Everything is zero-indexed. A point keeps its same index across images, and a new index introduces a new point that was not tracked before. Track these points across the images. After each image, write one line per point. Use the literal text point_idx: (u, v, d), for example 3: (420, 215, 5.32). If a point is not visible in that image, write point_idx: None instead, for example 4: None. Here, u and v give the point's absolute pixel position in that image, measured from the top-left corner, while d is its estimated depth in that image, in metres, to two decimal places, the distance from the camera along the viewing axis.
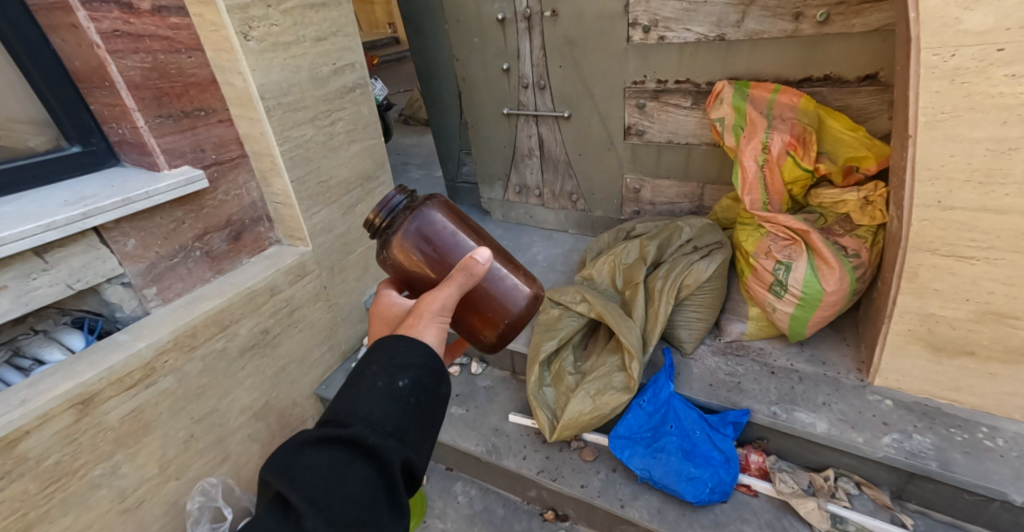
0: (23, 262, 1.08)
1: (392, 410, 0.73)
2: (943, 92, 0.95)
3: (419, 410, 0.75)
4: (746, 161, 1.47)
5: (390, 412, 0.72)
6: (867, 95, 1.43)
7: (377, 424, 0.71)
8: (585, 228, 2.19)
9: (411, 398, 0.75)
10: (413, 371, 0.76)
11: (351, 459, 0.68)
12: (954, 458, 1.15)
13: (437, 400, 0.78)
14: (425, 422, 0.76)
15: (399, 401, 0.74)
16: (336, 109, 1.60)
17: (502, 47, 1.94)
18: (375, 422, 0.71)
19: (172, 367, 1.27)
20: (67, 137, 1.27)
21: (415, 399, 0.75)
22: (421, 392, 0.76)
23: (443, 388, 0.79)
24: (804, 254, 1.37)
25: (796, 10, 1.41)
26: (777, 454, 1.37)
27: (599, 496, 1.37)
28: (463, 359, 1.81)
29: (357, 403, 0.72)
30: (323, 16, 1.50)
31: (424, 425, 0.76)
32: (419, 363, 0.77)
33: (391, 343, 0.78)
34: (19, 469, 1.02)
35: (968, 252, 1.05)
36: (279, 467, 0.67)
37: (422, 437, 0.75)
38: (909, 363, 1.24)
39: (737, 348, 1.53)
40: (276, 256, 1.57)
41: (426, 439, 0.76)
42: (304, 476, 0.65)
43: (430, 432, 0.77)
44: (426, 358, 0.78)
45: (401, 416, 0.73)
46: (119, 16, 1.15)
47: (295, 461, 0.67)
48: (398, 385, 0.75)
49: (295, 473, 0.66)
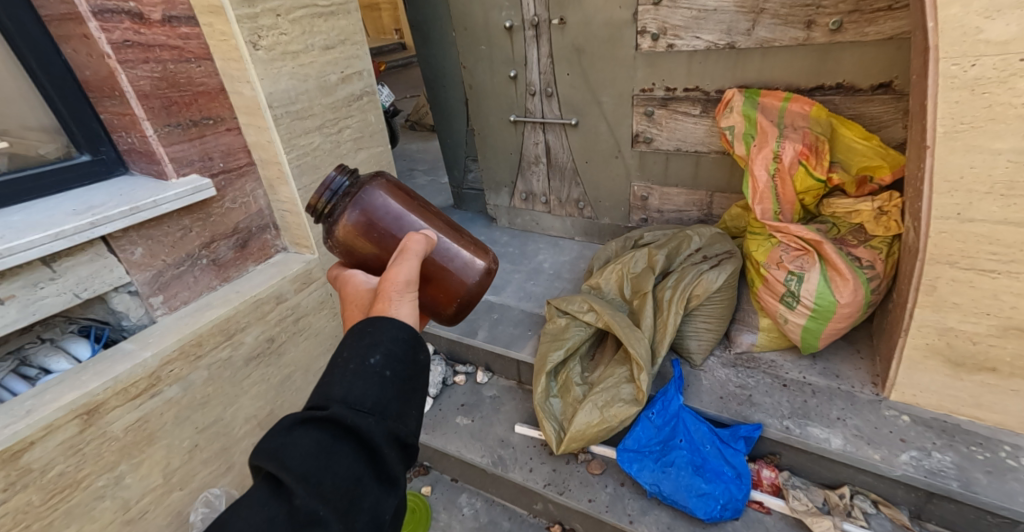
0: (31, 271, 1.08)
1: (379, 388, 0.71)
2: (962, 102, 0.93)
3: (402, 383, 0.74)
4: (757, 170, 1.45)
5: (374, 390, 0.70)
6: (881, 103, 1.40)
7: (358, 403, 0.69)
8: (591, 236, 2.18)
9: (387, 372, 0.73)
10: (386, 345, 0.74)
11: (338, 439, 0.67)
12: (976, 478, 1.12)
13: (415, 368, 0.76)
14: (404, 392, 0.74)
15: (372, 378, 0.71)
16: (343, 117, 1.59)
17: (510, 54, 1.93)
18: (359, 400, 0.69)
19: (177, 377, 1.26)
20: (77, 146, 1.27)
21: (391, 374, 0.73)
22: (395, 365, 0.74)
23: (420, 356, 0.77)
24: (816, 264, 1.34)
25: (807, 17, 1.39)
26: (790, 470, 1.34)
27: (607, 510, 1.35)
28: (468, 368, 1.80)
29: (332, 387, 0.70)
30: (331, 24, 1.50)
31: (403, 395, 0.73)
32: (391, 332, 0.75)
33: (358, 326, 0.77)
34: (23, 480, 1.01)
35: (989, 266, 1.02)
36: (267, 451, 0.64)
37: (407, 408, 0.74)
38: (927, 378, 1.21)
39: (747, 360, 1.50)
40: (282, 264, 1.57)
41: (409, 407, 0.74)
42: (291, 457, 0.64)
43: (411, 399, 0.74)
44: (397, 330, 0.76)
45: (382, 391, 0.71)
46: (130, 26, 1.15)
47: (280, 445, 0.65)
48: (371, 361, 0.72)
49: (283, 454, 0.64)
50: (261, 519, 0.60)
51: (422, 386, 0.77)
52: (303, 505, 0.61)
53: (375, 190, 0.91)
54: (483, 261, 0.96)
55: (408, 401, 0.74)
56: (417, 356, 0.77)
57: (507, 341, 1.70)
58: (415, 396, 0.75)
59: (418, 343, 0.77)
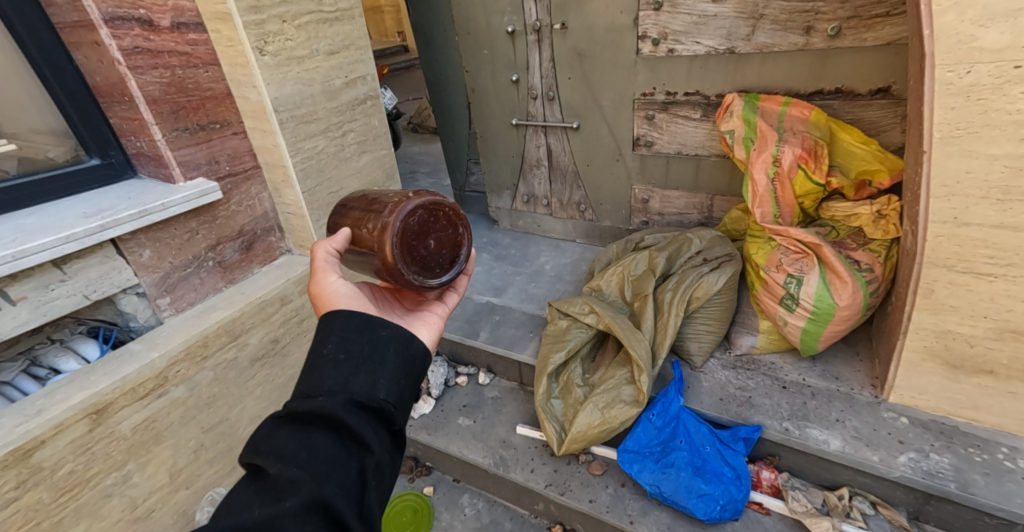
0: (42, 272, 1.10)
1: (335, 370, 0.73)
2: (958, 108, 0.95)
3: (360, 360, 0.74)
4: (757, 175, 1.47)
5: (330, 374, 0.72)
6: (879, 108, 1.42)
7: (316, 388, 0.72)
8: (593, 238, 2.20)
9: (341, 355, 0.74)
10: (337, 332, 0.76)
11: (304, 422, 0.69)
12: (974, 480, 1.13)
13: (376, 343, 0.76)
14: (365, 366, 0.74)
15: (327, 363, 0.73)
16: (347, 120, 1.61)
17: (512, 58, 1.95)
18: (317, 386, 0.72)
19: (183, 377, 1.28)
20: (87, 150, 1.29)
21: (346, 356, 0.74)
22: (349, 346, 0.75)
23: (382, 331, 0.78)
24: (815, 267, 1.35)
25: (806, 23, 1.40)
26: (789, 472, 1.35)
27: (607, 511, 1.36)
28: (470, 369, 1.82)
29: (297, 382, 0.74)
30: (336, 30, 1.52)
31: (364, 368, 0.74)
32: (339, 320, 0.77)
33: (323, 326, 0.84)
34: (33, 479, 1.03)
35: (986, 269, 1.04)
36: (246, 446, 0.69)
37: (375, 379, 0.74)
38: (926, 381, 1.23)
39: (747, 362, 1.51)
40: (286, 266, 1.59)
41: (377, 377, 0.74)
42: (265, 445, 0.68)
43: (377, 370, 0.75)
44: (346, 317, 0.77)
45: (340, 370, 0.73)
46: (140, 33, 1.17)
47: (256, 439, 0.69)
48: (324, 350, 0.74)
49: (258, 442, 0.69)
50: (245, 497, 0.64)
51: (391, 356, 0.77)
52: (279, 473, 0.65)
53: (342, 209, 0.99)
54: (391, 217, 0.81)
55: (373, 373, 0.74)
56: (377, 332, 0.77)
57: (509, 343, 1.71)
58: (381, 367, 0.75)
59: (373, 323, 0.78)
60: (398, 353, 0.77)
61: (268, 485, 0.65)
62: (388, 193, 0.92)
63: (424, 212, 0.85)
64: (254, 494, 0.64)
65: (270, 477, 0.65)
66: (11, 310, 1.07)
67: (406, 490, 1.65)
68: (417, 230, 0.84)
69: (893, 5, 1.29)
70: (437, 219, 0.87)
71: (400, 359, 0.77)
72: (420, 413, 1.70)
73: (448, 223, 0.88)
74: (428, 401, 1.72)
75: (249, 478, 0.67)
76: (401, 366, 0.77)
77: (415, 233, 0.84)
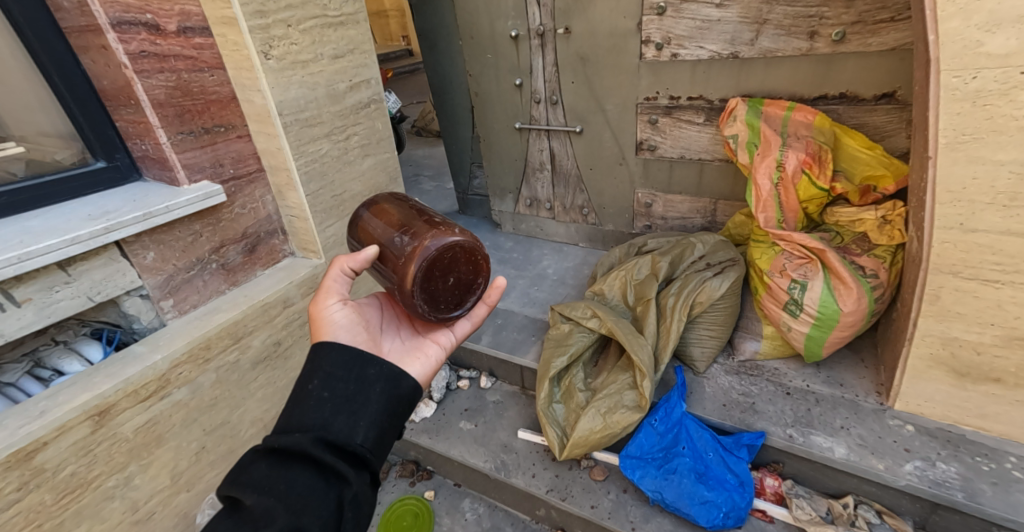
0: (47, 274, 1.11)
1: (317, 409, 0.73)
2: (964, 114, 0.94)
3: (344, 399, 0.75)
4: (760, 179, 1.46)
5: (312, 412, 0.73)
6: (885, 113, 1.41)
7: (297, 424, 0.73)
8: (595, 242, 2.19)
9: (325, 393, 0.75)
10: (323, 370, 0.76)
11: (281, 459, 0.70)
12: (981, 490, 1.12)
13: (361, 383, 0.77)
14: (347, 405, 0.74)
15: (310, 401, 0.74)
16: (351, 124, 1.62)
17: (515, 62, 1.95)
18: (298, 422, 0.73)
19: (186, 379, 1.28)
20: (93, 152, 1.30)
21: (330, 394, 0.75)
22: (335, 384, 0.76)
23: (369, 371, 0.78)
24: (820, 273, 1.34)
25: (811, 28, 1.40)
26: (793, 479, 1.34)
27: (609, 517, 1.35)
28: (472, 373, 1.81)
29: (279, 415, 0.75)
30: (340, 34, 1.52)
31: (347, 409, 0.74)
32: (328, 354, 0.78)
33: None
34: (36, 480, 1.03)
35: (993, 276, 1.03)
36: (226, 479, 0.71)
37: (356, 420, 0.74)
38: (932, 387, 1.22)
39: (750, 368, 1.50)
40: (289, 268, 1.59)
41: (357, 419, 0.74)
42: (241, 476, 0.69)
43: (359, 411, 0.75)
44: (337, 352, 0.78)
45: (323, 410, 0.73)
46: (147, 37, 1.19)
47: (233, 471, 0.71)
48: (310, 387, 0.75)
49: (238, 473, 0.70)
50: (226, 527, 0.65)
51: (375, 396, 0.77)
52: (256, 504, 0.66)
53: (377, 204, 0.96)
54: (426, 246, 0.82)
55: (354, 416, 0.74)
56: (364, 371, 0.78)
57: (511, 346, 1.71)
58: (364, 408, 0.75)
59: (363, 360, 0.79)
60: (383, 394, 0.78)
61: (245, 517, 0.65)
62: (430, 215, 0.90)
63: (457, 248, 0.84)
64: (227, 525, 0.65)
65: (246, 508, 0.66)
66: (16, 311, 1.08)
67: (407, 494, 1.65)
68: (445, 263, 0.84)
69: (898, 10, 1.29)
70: (467, 260, 0.86)
71: (383, 401, 0.77)
72: (421, 416, 1.70)
73: (473, 268, 0.88)
74: (430, 405, 1.72)
75: (235, 508, 0.68)
76: (384, 407, 0.77)
77: (441, 266, 0.84)
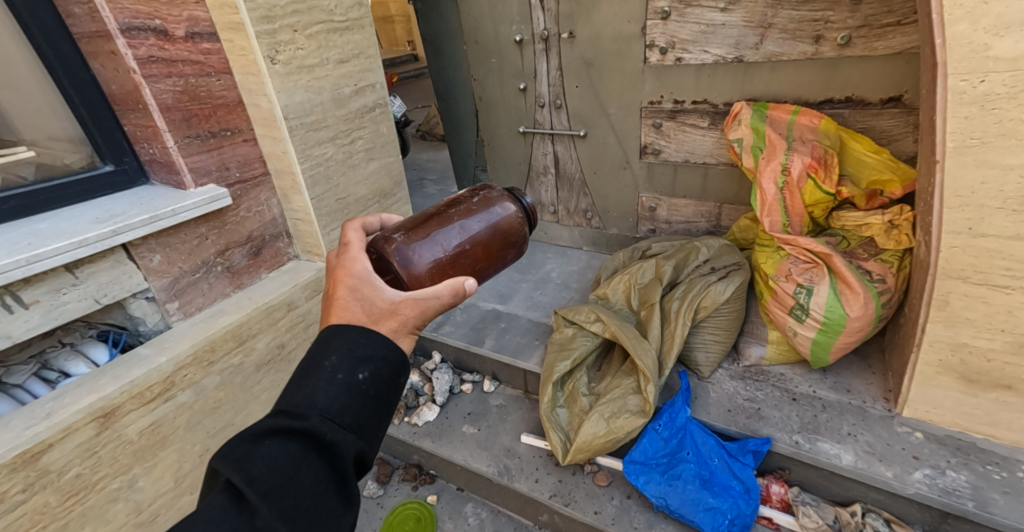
0: (54, 277, 1.12)
1: (358, 409, 0.70)
2: (972, 118, 0.94)
3: (380, 404, 0.73)
4: (765, 183, 1.47)
5: (353, 409, 0.70)
6: (891, 117, 1.40)
7: (334, 416, 0.68)
8: (599, 246, 2.19)
9: (371, 392, 0.72)
10: (375, 363, 0.73)
11: (304, 454, 0.66)
12: (992, 499, 1.11)
13: (396, 391, 0.76)
14: (380, 413, 0.73)
15: (356, 399, 0.71)
16: (356, 128, 1.63)
17: (520, 67, 1.96)
18: (333, 415, 0.69)
19: (190, 381, 1.28)
20: (101, 156, 1.31)
21: (373, 395, 0.72)
22: (381, 386, 0.73)
23: (403, 380, 0.77)
24: (825, 277, 1.34)
25: (816, 32, 1.40)
26: (800, 486, 1.33)
27: (612, 523, 1.34)
28: (475, 377, 1.81)
29: (315, 394, 0.69)
30: (346, 39, 1.54)
31: (379, 417, 0.73)
32: (383, 351, 0.74)
33: (353, 335, 0.74)
34: (41, 482, 1.04)
35: (1003, 281, 1.02)
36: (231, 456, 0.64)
37: (378, 430, 0.74)
38: (941, 394, 1.20)
39: (755, 373, 1.49)
40: (294, 271, 1.60)
41: (381, 430, 0.74)
42: (257, 468, 0.63)
43: (385, 422, 0.74)
44: (387, 350, 0.75)
45: (362, 413, 0.71)
46: (155, 42, 1.20)
47: (246, 453, 0.64)
48: (358, 377, 0.71)
49: (247, 452, 0.64)
50: None
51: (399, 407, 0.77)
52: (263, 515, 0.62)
53: (513, 237, 0.94)
54: None
55: (380, 426, 0.73)
56: (400, 380, 0.76)
57: (515, 350, 1.71)
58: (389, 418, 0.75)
59: (404, 368, 0.77)
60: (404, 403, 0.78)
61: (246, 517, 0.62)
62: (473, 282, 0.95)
63: None
64: None
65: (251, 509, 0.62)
66: (24, 313, 1.09)
67: (410, 498, 1.64)
68: None
69: (905, 14, 1.28)
70: None
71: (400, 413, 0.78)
72: (424, 419, 1.69)
73: None
74: (433, 408, 1.71)
75: None
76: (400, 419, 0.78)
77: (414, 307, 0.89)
